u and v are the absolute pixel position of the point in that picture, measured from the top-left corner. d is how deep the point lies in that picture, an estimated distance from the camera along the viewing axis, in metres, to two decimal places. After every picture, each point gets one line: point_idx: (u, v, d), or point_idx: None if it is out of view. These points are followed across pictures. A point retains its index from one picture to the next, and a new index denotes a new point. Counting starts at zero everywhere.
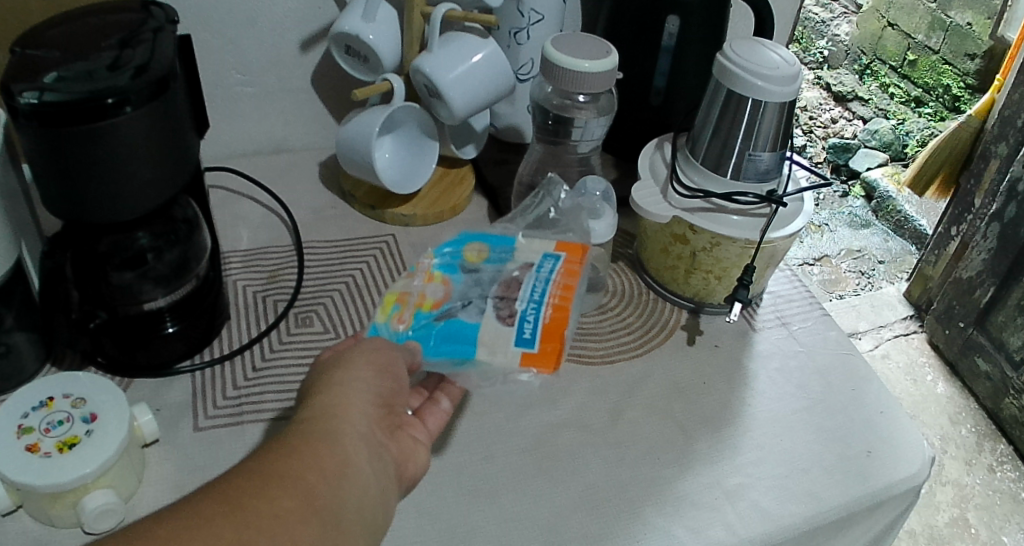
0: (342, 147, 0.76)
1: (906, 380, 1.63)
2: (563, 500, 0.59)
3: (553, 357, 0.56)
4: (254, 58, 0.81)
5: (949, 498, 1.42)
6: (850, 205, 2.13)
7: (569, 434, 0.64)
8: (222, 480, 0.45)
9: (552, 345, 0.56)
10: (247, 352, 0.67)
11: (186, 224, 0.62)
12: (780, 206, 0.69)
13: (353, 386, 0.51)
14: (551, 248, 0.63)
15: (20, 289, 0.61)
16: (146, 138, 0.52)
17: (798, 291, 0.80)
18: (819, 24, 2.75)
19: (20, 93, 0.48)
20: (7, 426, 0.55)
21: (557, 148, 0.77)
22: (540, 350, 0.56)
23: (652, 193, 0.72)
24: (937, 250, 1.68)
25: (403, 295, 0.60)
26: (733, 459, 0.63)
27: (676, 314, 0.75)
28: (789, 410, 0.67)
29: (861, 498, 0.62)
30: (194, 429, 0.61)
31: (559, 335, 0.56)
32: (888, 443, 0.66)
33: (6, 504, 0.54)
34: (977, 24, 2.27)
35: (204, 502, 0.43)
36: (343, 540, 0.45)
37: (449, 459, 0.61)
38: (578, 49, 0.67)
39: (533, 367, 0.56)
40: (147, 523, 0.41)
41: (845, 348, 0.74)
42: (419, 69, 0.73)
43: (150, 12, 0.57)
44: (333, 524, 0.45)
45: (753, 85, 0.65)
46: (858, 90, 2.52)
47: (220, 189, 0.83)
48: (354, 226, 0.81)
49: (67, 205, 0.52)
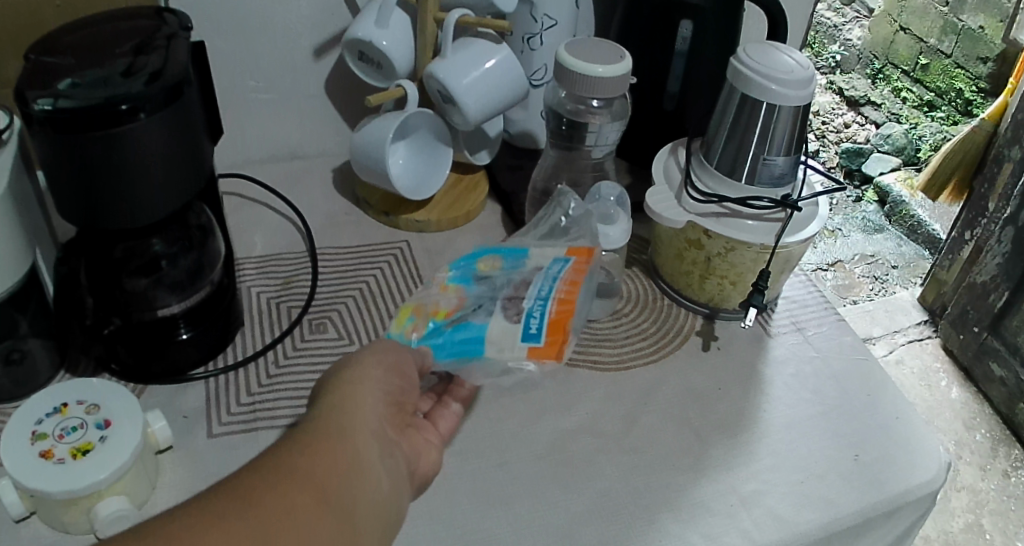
0: (355, 154, 0.77)
1: (920, 386, 1.62)
2: (577, 507, 0.58)
3: (556, 350, 0.58)
4: (268, 65, 0.81)
5: (964, 505, 1.41)
6: (863, 210, 2.12)
7: (584, 440, 0.63)
8: (234, 478, 0.44)
9: (556, 337, 0.58)
10: (262, 359, 0.67)
11: (200, 230, 0.62)
12: (795, 211, 0.68)
13: (364, 385, 0.51)
14: (561, 255, 0.63)
15: (36, 296, 0.61)
16: (160, 145, 0.52)
17: (813, 296, 0.80)
18: (831, 29, 2.74)
19: (35, 100, 0.48)
20: (21, 432, 0.55)
21: (571, 153, 0.77)
22: (546, 343, 0.57)
23: (666, 199, 0.72)
24: (950, 254, 1.67)
25: (417, 307, 0.59)
26: (748, 465, 0.63)
27: (690, 319, 0.75)
28: (805, 415, 0.67)
29: (877, 504, 0.61)
30: (208, 436, 0.61)
31: (564, 328, 0.58)
32: (904, 448, 0.65)
33: (20, 510, 0.54)
34: (988, 28, 2.27)
35: (217, 499, 0.43)
36: (355, 535, 0.45)
37: (464, 466, 0.61)
38: (592, 53, 0.67)
39: (538, 359, 0.58)
40: (159, 522, 0.41)
41: (860, 353, 0.74)
42: (433, 75, 0.73)
43: (164, 19, 0.57)
44: (346, 520, 0.45)
45: (767, 88, 0.64)
46: (871, 95, 2.51)
47: (235, 195, 0.84)
48: (368, 232, 0.81)
49: (80, 212, 0.52)
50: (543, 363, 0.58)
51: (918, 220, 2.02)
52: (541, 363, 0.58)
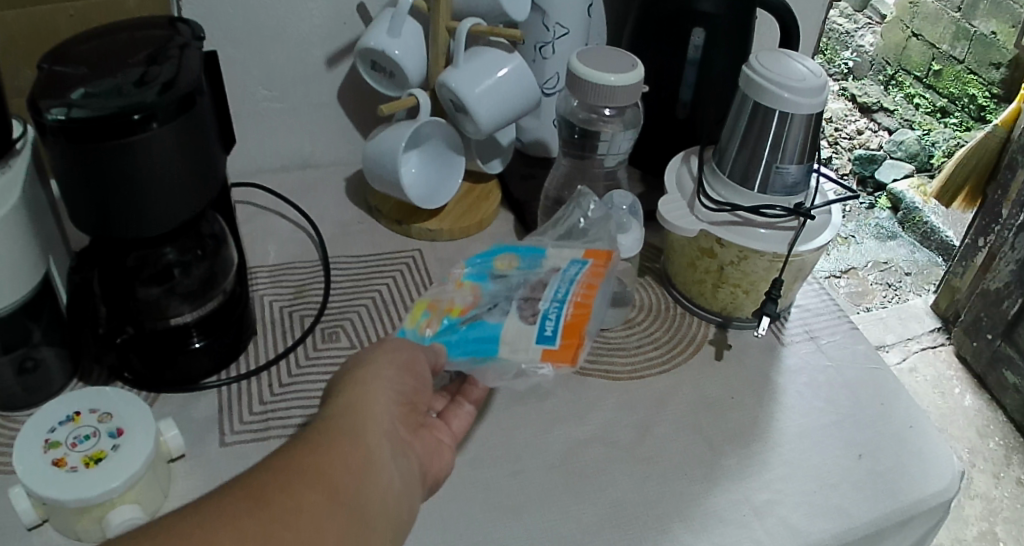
0: (368, 162, 0.77)
1: (933, 393, 1.61)
2: (590, 517, 0.58)
3: (572, 354, 0.57)
4: (282, 75, 0.82)
5: (977, 512, 1.40)
6: (876, 217, 2.11)
7: (597, 449, 0.63)
8: (247, 476, 0.44)
9: (572, 340, 0.57)
10: (276, 367, 0.67)
11: (213, 239, 0.62)
12: (808, 219, 0.68)
13: (377, 385, 0.51)
14: (578, 256, 0.63)
15: (49, 303, 0.61)
16: (174, 152, 0.52)
17: (827, 304, 0.80)
18: (843, 35, 2.73)
19: (48, 109, 0.49)
20: (33, 441, 0.55)
21: (584, 163, 0.77)
22: (561, 346, 0.56)
23: (679, 207, 0.71)
24: (964, 261, 1.66)
25: (432, 302, 0.59)
26: (763, 475, 0.62)
27: (704, 328, 0.75)
28: (820, 424, 0.67)
29: (892, 514, 0.60)
30: (220, 444, 0.61)
31: (580, 332, 0.57)
32: (916, 457, 0.65)
33: (33, 518, 0.54)
34: (1002, 33, 2.28)
35: (229, 498, 0.42)
36: (366, 535, 0.45)
37: (476, 476, 0.60)
38: (604, 62, 0.67)
39: (553, 362, 0.57)
40: (169, 520, 0.41)
41: (875, 363, 0.73)
42: (445, 85, 0.73)
43: (176, 28, 0.57)
44: (357, 519, 0.45)
45: (781, 97, 0.64)
46: (884, 101, 2.48)
47: (248, 204, 0.84)
48: (380, 241, 0.81)
49: (93, 219, 0.52)
50: (558, 368, 0.57)
51: (931, 228, 2.01)
52: (556, 368, 0.57)
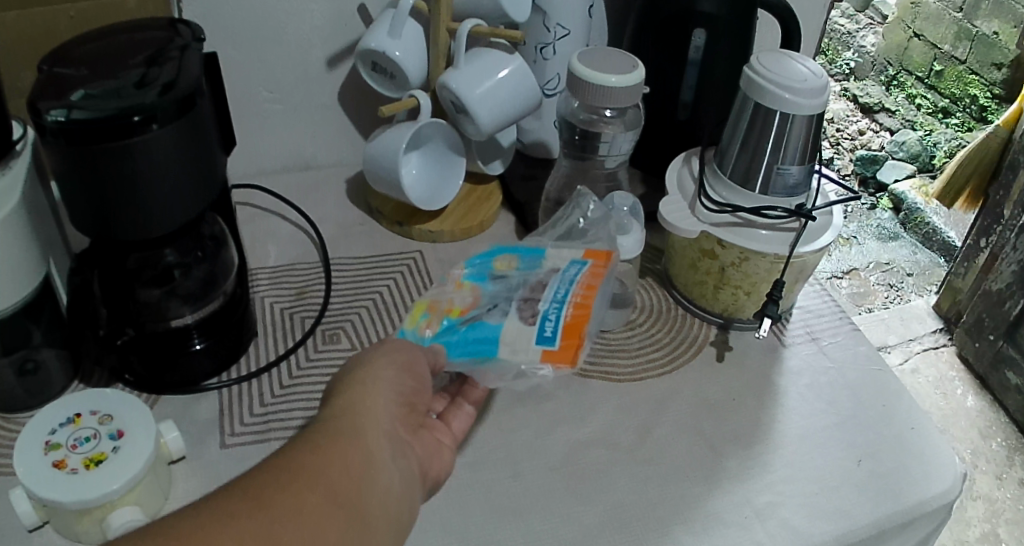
0: (368, 163, 0.77)
1: (935, 394, 1.61)
2: (590, 519, 0.58)
3: (572, 354, 0.56)
4: (282, 76, 0.82)
5: (979, 513, 1.40)
6: (878, 217, 2.10)
7: (598, 451, 0.63)
8: (247, 476, 0.44)
9: (572, 341, 0.56)
10: (277, 368, 0.67)
11: (213, 240, 0.62)
12: (809, 220, 0.68)
13: (377, 385, 0.51)
14: (578, 257, 0.63)
15: (49, 304, 0.61)
16: (173, 154, 0.52)
17: (828, 306, 0.79)
18: (845, 35, 2.73)
19: (49, 110, 0.49)
20: (34, 442, 0.55)
21: (585, 164, 0.77)
22: (561, 347, 0.56)
23: (680, 209, 0.71)
24: (965, 261, 1.65)
25: (432, 302, 0.60)
26: (764, 477, 0.62)
27: (704, 330, 0.75)
28: (821, 426, 0.66)
29: (894, 515, 0.60)
30: (221, 446, 0.61)
31: (580, 332, 0.57)
32: (919, 458, 0.64)
33: (33, 520, 0.54)
34: (1004, 33, 2.26)
35: (229, 499, 0.42)
36: (366, 535, 0.45)
37: (477, 477, 0.60)
38: (605, 63, 0.67)
39: (553, 363, 0.56)
40: (169, 521, 0.41)
41: (876, 364, 0.73)
42: (445, 85, 0.73)
43: (176, 30, 0.57)
44: (357, 520, 0.45)
45: (781, 97, 0.64)
46: (886, 102, 2.48)
47: (249, 205, 0.84)
48: (380, 242, 0.81)
49: (93, 220, 0.52)
50: (559, 368, 0.56)
51: (932, 228, 2.01)
52: (556, 369, 0.56)
